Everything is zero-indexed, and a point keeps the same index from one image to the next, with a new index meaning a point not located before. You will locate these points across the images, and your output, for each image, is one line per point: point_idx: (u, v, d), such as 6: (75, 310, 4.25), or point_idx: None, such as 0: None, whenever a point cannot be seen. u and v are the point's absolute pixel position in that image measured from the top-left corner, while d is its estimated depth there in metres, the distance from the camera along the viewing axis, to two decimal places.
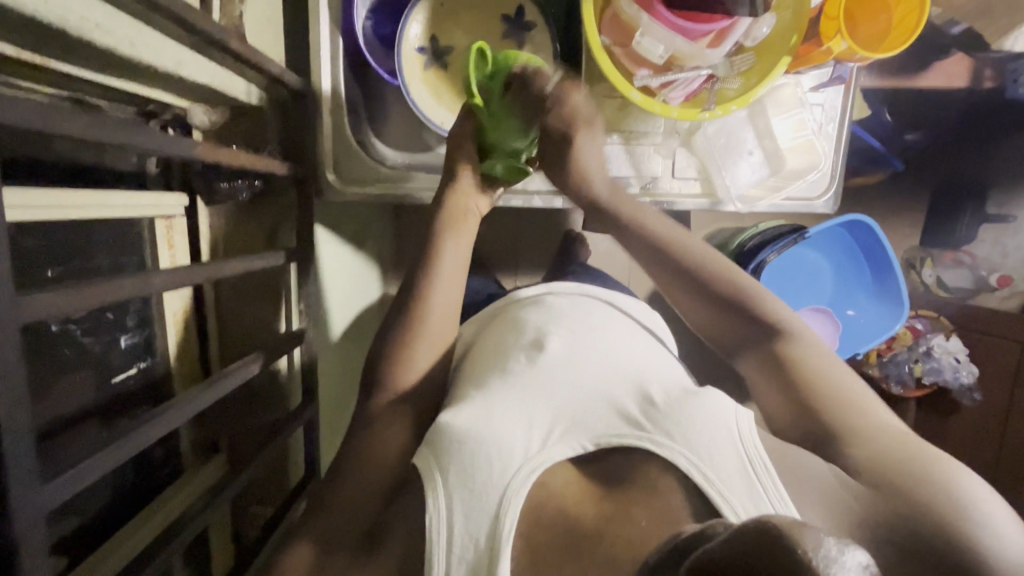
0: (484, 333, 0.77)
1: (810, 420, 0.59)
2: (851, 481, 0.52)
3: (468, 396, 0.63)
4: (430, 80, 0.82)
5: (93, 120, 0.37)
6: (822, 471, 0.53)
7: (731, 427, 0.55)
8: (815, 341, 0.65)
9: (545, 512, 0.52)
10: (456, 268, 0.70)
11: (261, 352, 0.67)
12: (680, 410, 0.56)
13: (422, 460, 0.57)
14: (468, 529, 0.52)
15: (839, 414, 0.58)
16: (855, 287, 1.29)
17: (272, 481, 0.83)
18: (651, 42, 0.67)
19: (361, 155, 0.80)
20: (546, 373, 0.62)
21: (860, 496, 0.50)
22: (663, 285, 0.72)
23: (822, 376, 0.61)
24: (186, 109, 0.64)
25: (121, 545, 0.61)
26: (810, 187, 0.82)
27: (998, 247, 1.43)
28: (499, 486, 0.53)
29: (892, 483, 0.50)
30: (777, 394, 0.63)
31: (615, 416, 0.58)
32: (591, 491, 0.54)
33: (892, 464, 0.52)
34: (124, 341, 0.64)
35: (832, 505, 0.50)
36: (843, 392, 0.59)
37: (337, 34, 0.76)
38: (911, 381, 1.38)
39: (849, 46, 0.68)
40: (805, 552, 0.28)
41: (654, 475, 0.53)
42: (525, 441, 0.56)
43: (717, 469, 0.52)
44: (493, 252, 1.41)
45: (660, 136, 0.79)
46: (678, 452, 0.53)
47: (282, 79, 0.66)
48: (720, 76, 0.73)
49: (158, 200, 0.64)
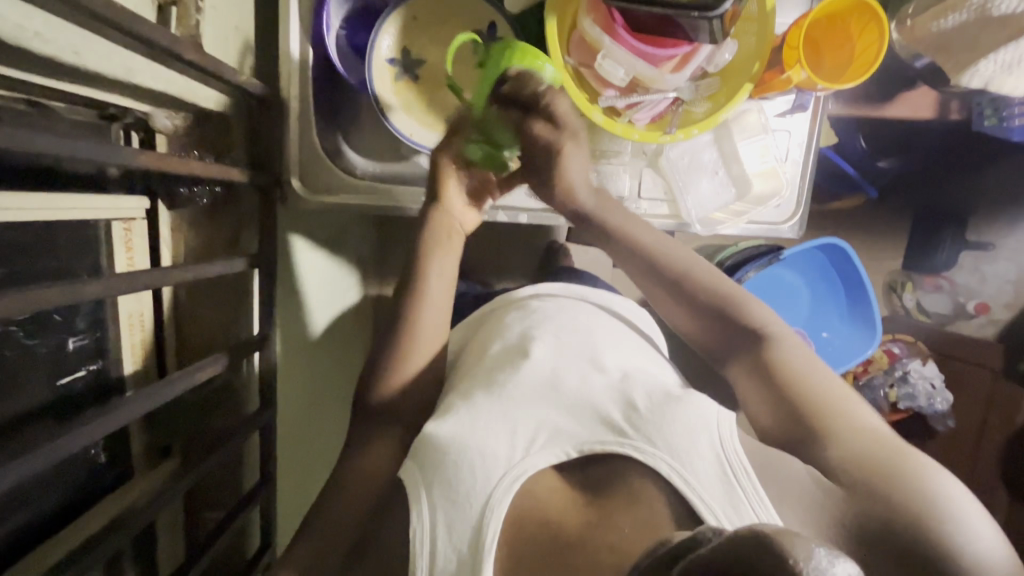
0: (474, 339, 0.76)
1: (796, 424, 0.58)
2: (832, 486, 0.52)
3: (454, 404, 0.62)
4: (400, 92, 0.82)
5: (13, 130, 0.37)
6: (805, 479, 0.53)
7: (713, 434, 0.54)
8: (797, 344, 0.64)
9: (529, 520, 0.52)
10: (439, 290, 0.69)
11: (225, 353, 0.67)
12: (662, 416, 0.56)
13: (407, 475, 0.57)
14: (452, 540, 0.52)
15: (826, 418, 0.56)
16: (830, 309, 1.30)
17: (227, 485, 0.82)
18: (613, 64, 0.68)
19: (329, 164, 0.81)
20: (529, 379, 0.62)
21: (842, 507, 0.50)
22: (652, 290, 0.72)
23: (802, 379, 0.60)
24: (149, 113, 0.64)
25: (64, 541, 0.62)
26: (775, 211, 0.82)
27: (977, 274, 1.45)
28: (481, 496, 0.53)
29: (871, 490, 0.50)
30: (761, 402, 0.62)
31: (598, 422, 0.57)
32: (575, 499, 0.53)
33: (873, 472, 0.51)
34: (72, 344, 0.64)
35: (814, 514, 0.50)
36: (824, 394, 0.58)
37: (307, 45, 0.76)
38: (886, 405, 1.36)
39: (808, 75, 0.69)
40: (795, 561, 0.29)
41: (637, 483, 0.52)
42: (508, 450, 0.56)
43: (700, 477, 0.51)
44: (475, 260, 1.41)
45: (628, 156, 0.80)
46: (660, 459, 0.52)
47: (245, 88, 0.66)
48: (685, 99, 0.74)
49: (116, 203, 0.64)
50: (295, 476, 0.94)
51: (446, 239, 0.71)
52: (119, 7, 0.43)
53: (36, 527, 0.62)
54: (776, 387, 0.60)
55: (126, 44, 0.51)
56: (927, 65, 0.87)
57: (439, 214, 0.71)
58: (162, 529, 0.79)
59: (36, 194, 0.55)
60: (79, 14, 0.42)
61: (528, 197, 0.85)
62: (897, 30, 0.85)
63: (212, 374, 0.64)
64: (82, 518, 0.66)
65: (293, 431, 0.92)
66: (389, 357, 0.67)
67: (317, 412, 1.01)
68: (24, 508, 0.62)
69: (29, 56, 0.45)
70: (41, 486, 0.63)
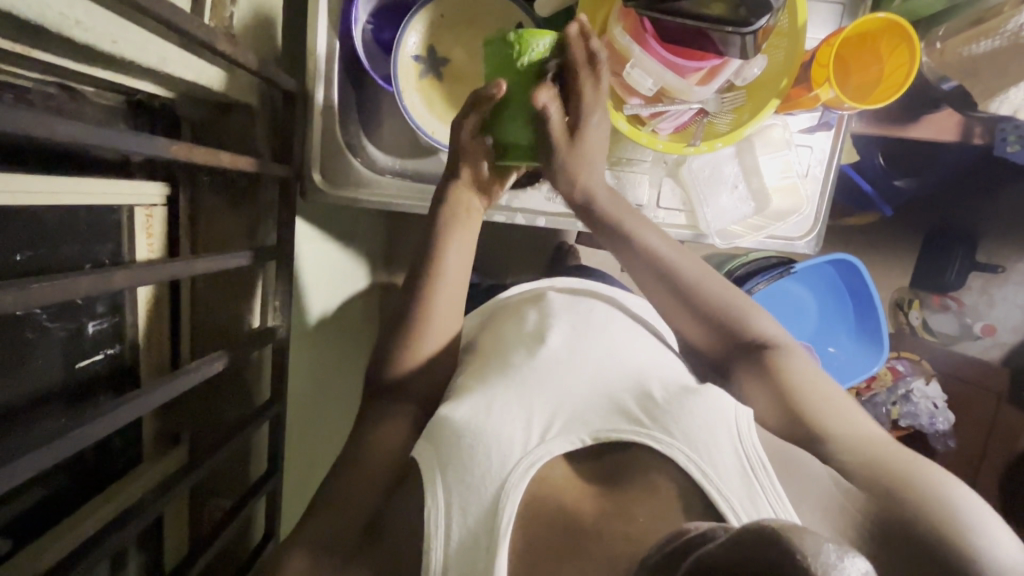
0: (487, 329, 0.77)
1: (804, 432, 0.59)
2: (850, 487, 0.53)
3: (471, 389, 0.63)
4: (424, 89, 0.82)
5: (53, 119, 0.37)
6: (825, 478, 0.54)
7: (730, 427, 0.54)
8: (797, 352, 0.66)
9: (545, 507, 0.52)
10: (456, 270, 0.69)
11: (229, 349, 0.66)
12: (679, 408, 0.56)
13: (422, 455, 0.58)
14: (467, 524, 0.52)
15: (832, 430, 0.58)
16: (837, 326, 1.31)
17: (232, 473, 0.83)
18: (641, 74, 0.68)
19: (350, 160, 0.81)
20: (545, 367, 0.63)
21: (862, 507, 0.51)
22: (660, 295, 0.71)
23: (809, 388, 0.62)
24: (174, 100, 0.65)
25: (83, 520, 0.64)
26: (793, 227, 0.82)
27: (985, 295, 1.46)
28: (496, 480, 0.53)
29: (886, 491, 0.52)
30: (771, 406, 0.63)
31: (614, 411, 0.57)
32: (590, 488, 0.54)
33: (889, 476, 0.53)
34: (91, 327, 0.65)
35: (835, 514, 0.51)
36: (834, 403, 0.61)
37: (334, 36, 0.76)
38: (888, 422, 1.38)
39: (837, 95, 0.68)
40: (802, 556, 0.28)
41: (655, 473, 0.52)
42: (523, 436, 0.56)
43: (717, 469, 0.51)
44: (485, 257, 1.41)
45: (648, 164, 0.80)
46: (678, 450, 0.53)
47: (272, 79, 0.66)
48: (709, 111, 0.74)
49: (138, 189, 0.65)
50: (300, 465, 0.94)
51: (463, 218, 0.70)
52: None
53: (47, 503, 0.63)
54: (787, 403, 0.62)
55: (162, 33, 0.51)
56: (954, 88, 0.86)
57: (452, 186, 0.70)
58: (171, 515, 0.80)
59: (64, 178, 0.56)
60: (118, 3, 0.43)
61: (547, 201, 0.85)
62: (925, 53, 0.85)
63: (219, 369, 0.64)
64: (104, 495, 0.67)
65: (300, 421, 0.93)
66: (405, 353, 0.67)
67: (325, 401, 1.01)
68: (35, 486, 0.62)
69: (66, 41, 0.45)
70: (56, 468, 0.64)
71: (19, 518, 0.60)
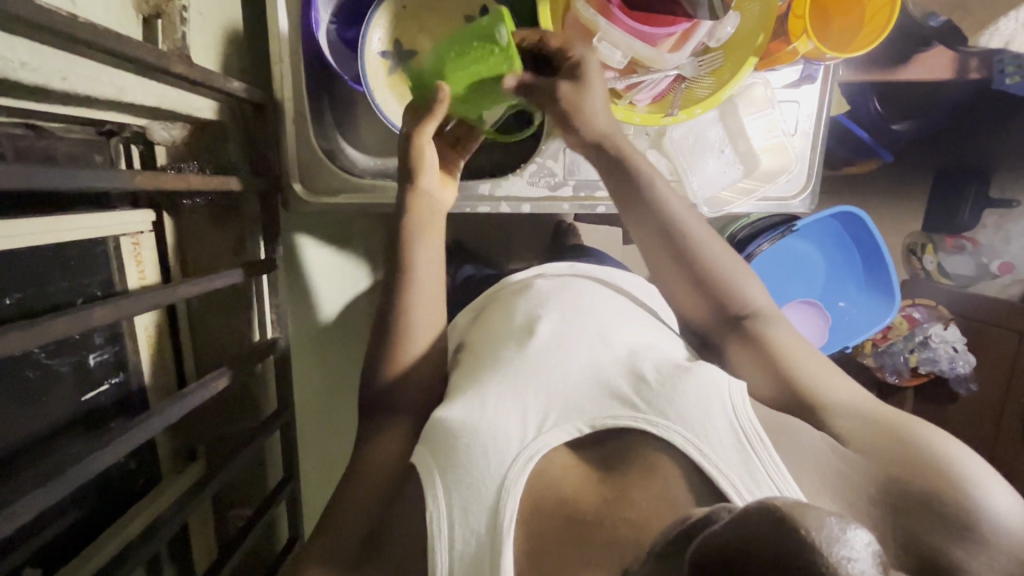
0: (479, 324, 0.77)
1: (801, 402, 0.58)
2: (848, 455, 0.52)
3: (464, 389, 0.64)
4: (396, 85, 0.80)
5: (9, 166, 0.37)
6: (823, 446, 0.53)
7: (724, 403, 0.54)
8: (783, 320, 0.65)
9: (545, 499, 0.52)
10: (431, 275, 0.70)
11: (230, 365, 0.68)
12: (674, 388, 0.56)
13: (420, 459, 0.58)
14: (469, 522, 0.52)
15: (824, 390, 0.58)
16: (846, 280, 1.28)
17: (250, 484, 0.85)
18: (609, 47, 0.67)
19: (328, 165, 0.80)
20: (538, 359, 0.63)
21: (860, 474, 0.50)
22: (655, 261, 0.68)
23: (798, 359, 0.60)
24: (146, 126, 0.65)
25: (113, 538, 0.66)
26: (785, 186, 0.80)
27: (1001, 233, 1.44)
28: (496, 477, 0.53)
29: (884, 456, 0.51)
30: (765, 375, 0.61)
31: (609, 398, 0.57)
32: (589, 474, 0.54)
33: (885, 440, 0.52)
34: (93, 359, 0.66)
35: (836, 482, 0.50)
36: (823, 374, 0.59)
37: (297, 42, 0.75)
38: (906, 370, 1.44)
39: (817, 45, 0.66)
40: (808, 532, 0.28)
41: (653, 456, 0.52)
42: (520, 430, 0.56)
43: (715, 447, 0.51)
44: (485, 244, 1.41)
45: (630, 137, 0.77)
46: (675, 431, 0.52)
47: (235, 93, 0.65)
48: (688, 76, 0.72)
49: (121, 219, 0.66)
50: (318, 464, 0.97)
51: (429, 220, 0.70)
52: (101, 28, 0.43)
53: (71, 529, 0.64)
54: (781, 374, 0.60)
55: (113, 63, 0.50)
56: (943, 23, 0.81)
57: (416, 193, 0.70)
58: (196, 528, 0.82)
59: (44, 218, 0.57)
60: (67, 40, 0.43)
61: (530, 186, 0.84)
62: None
63: (224, 384, 0.65)
64: (125, 519, 0.69)
65: (312, 425, 0.95)
66: (398, 356, 0.67)
67: (338, 402, 1.03)
68: (63, 514, 0.64)
69: (15, 83, 0.44)
70: (80, 495, 0.66)
71: (51, 542, 0.62)
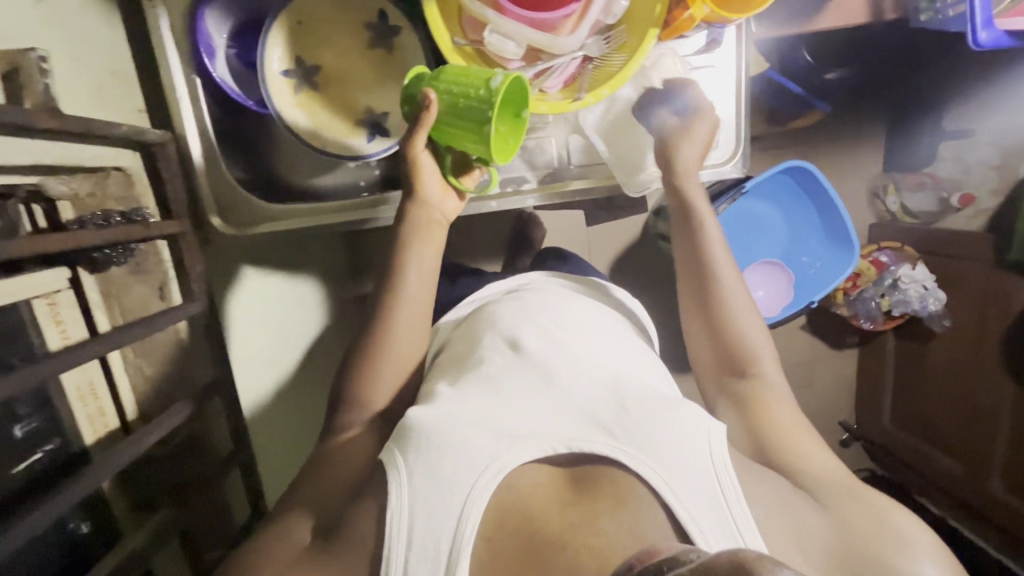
0: (461, 334, 0.80)
1: (777, 458, 0.65)
2: (809, 507, 0.59)
3: (443, 397, 0.65)
4: (304, 104, 0.77)
5: None
6: (789, 495, 0.60)
7: (702, 445, 0.59)
8: (785, 399, 0.71)
9: (511, 514, 0.55)
10: (421, 281, 0.72)
11: (188, 399, 0.74)
12: (656, 424, 0.60)
13: (386, 454, 0.60)
14: (430, 530, 0.54)
15: (807, 467, 0.65)
16: (806, 233, 1.27)
17: (217, 525, 0.84)
18: (501, 38, 0.63)
19: (244, 195, 0.77)
20: (525, 380, 0.67)
21: (816, 527, 0.57)
22: (688, 286, 0.76)
23: (784, 432, 0.68)
24: (40, 183, 0.63)
25: None
26: (716, 151, 0.79)
27: (961, 163, 1.43)
28: (464, 487, 0.56)
29: (839, 521, 0.59)
30: (745, 430, 0.69)
31: (591, 425, 0.61)
32: (559, 493, 0.57)
33: (842, 510, 0.60)
34: (19, 431, 0.64)
35: (793, 526, 0.57)
36: (799, 445, 0.67)
37: (192, 73, 0.72)
38: (880, 314, 1.48)
39: (712, 9, 0.62)
40: None
41: (623, 483, 0.56)
42: (494, 443, 0.59)
43: (685, 484, 0.55)
44: (447, 246, 1.39)
45: (551, 122, 0.77)
46: (650, 466, 0.56)
47: (128, 138, 0.63)
48: (595, 56, 0.70)
49: (29, 282, 0.64)
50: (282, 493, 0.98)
51: (424, 229, 0.72)
52: None
53: None
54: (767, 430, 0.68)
55: None
56: None
57: (417, 204, 0.71)
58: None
59: None
60: None
61: None
62: None
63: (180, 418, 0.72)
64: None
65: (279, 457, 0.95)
66: None
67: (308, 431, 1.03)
68: None
69: None
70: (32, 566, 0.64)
71: None
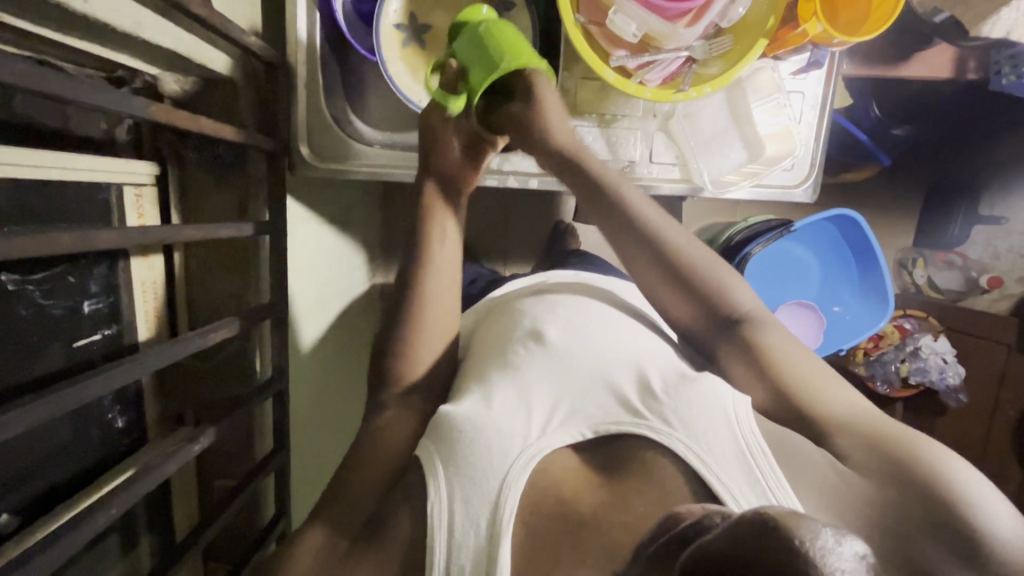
0: (484, 324, 0.76)
1: (798, 408, 0.57)
2: (847, 471, 0.52)
3: (471, 388, 0.63)
4: (408, 58, 0.80)
5: (50, 73, 0.38)
6: (822, 463, 0.53)
7: (728, 415, 0.54)
8: (777, 322, 0.63)
9: (546, 497, 0.53)
10: (441, 249, 0.69)
11: (233, 320, 0.66)
12: (680, 397, 0.56)
13: (424, 451, 0.57)
14: (468, 515, 0.52)
15: (820, 399, 0.57)
16: (840, 284, 1.29)
17: (239, 456, 0.83)
18: (624, 19, 0.67)
19: (337, 132, 0.81)
20: (543, 361, 0.62)
21: (862, 494, 0.50)
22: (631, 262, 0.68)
23: (799, 370, 0.59)
24: (157, 77, 0.65)
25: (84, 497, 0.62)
26: (788, 174, 0.84)
27: (989, 248, 1.47)
28: (499, 472, 0.53)
29: (886, 473, 0.50)
30: (753, 378, 0.61)
31: (614, 402, 0.58)
32: (590, 477, 0.55)
33: (884, 453, 0.51)
34: (87, 306, 0.64)
35: (830, 497, 0.50)
36: (812, 372, 0.59)
37: (314, 8, 0.76)
38: (897, 380, 1.42)
39: (825, 28, 0.68)
40: (800, 540, 0.30)
41: (653, 462, 0.53)
42: (524, 428, 0.57)
43: (717, 458, 0.52)
44: (488, 238, 1.41)
45: (639, 116, 0.80)
46: (677, 440, 0.53)
47: (252, 49, 0.66)
48: (697, 59, 0.73)
49: (122, 167, 0.64)
50: (315, 448, 0.99)
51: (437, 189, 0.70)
52: None
53: (51, 491, 0.62)
54: (769, 371, 0.60)
55: None
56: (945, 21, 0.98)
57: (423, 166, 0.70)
58: (176, 485, 0.79)
59: (47, 152, 0.55)
60: None
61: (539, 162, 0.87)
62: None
63: (225, 336, 0.65)
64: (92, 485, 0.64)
65: (314, 404, 0.97)
66: (402, 321, 0.66)
67: (333, 385, 1.04)
68: (49, 468, 0.62)
69: None
70: (68, 447, 0.64)
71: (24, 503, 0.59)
